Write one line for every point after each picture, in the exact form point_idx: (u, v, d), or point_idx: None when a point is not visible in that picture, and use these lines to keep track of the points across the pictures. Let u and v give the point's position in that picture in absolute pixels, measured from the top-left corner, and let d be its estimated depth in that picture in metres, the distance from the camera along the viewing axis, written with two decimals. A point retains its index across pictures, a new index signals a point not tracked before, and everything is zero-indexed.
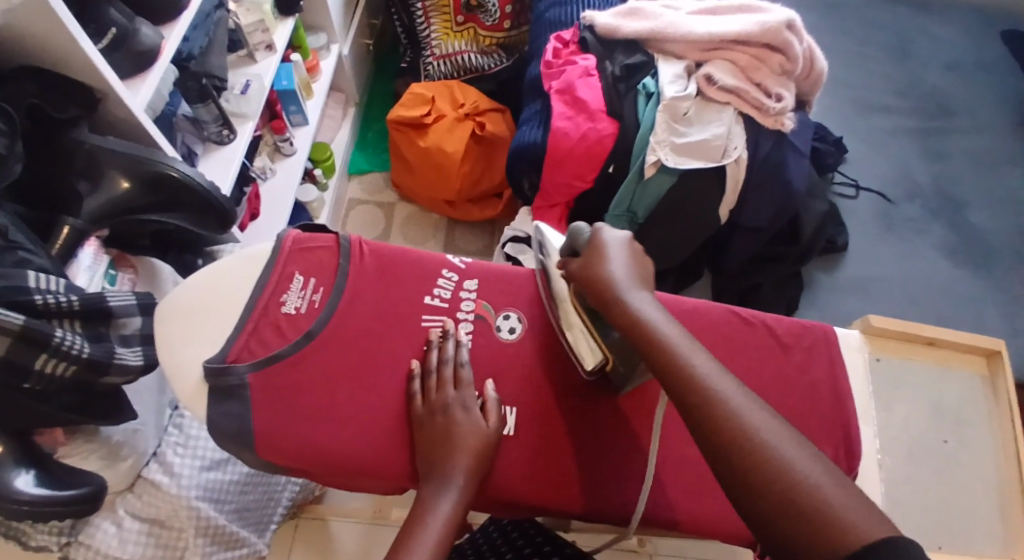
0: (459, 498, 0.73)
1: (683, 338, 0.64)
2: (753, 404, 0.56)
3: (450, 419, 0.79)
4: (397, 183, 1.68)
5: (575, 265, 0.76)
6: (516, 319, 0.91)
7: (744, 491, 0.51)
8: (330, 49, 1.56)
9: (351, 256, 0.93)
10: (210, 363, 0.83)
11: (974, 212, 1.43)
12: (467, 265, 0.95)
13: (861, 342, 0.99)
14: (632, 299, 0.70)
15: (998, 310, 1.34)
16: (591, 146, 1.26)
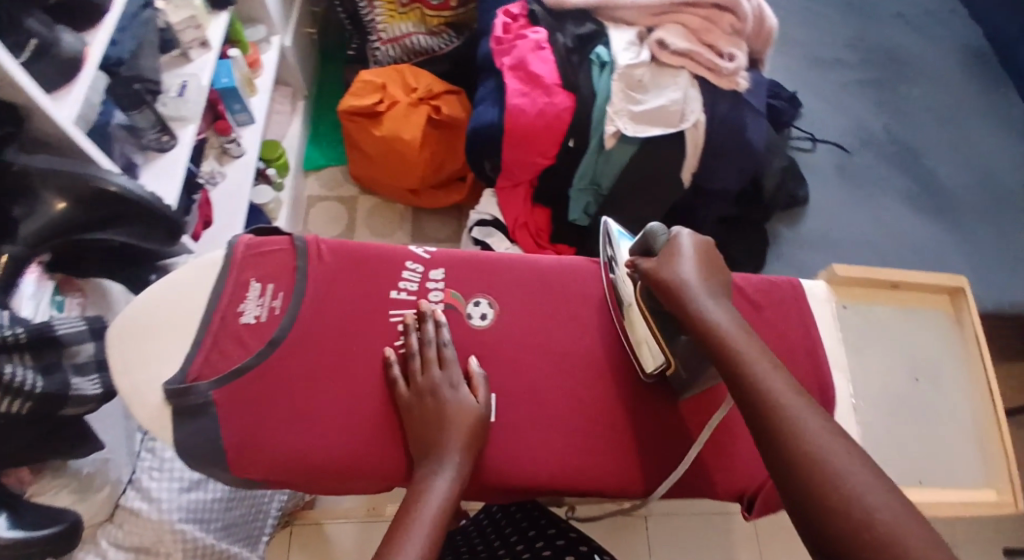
0: (455, 476, 0.67)
1: (745, 340, 0.59)
2: (812, 415, 0.52)
3: (440, 400, 0.72)
4: (357, 176, 1.67)
5: (645, 266, 0.69)
6: (486, 305, 0.82)
7: (799, 500, 0.49)
8: (271, 41, 1.53)
9: (309, 257, 0.81)
10: (169, 385, 0.72)
11: (929, 161, 1.47)
12: (432, 254, 0.85)
13: (828, 292, 0.93)
14: (705, 304, 0.63)
15: (958, 249, 1.36)
16: (550, 123, 1.16)
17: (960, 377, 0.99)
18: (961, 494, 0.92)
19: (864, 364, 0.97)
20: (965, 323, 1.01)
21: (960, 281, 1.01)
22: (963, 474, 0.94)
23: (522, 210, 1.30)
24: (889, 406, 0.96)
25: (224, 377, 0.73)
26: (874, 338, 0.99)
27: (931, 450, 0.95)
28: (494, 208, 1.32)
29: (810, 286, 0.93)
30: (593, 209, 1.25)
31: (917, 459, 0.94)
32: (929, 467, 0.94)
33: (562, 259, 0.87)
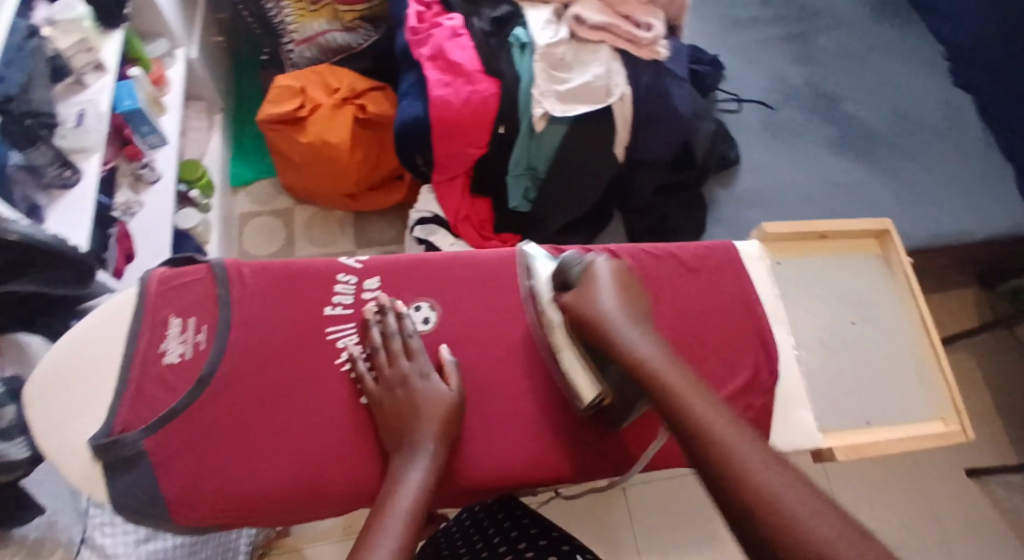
0: (429, 465, 0.68)
1: (672, 370, 0.62)
2: (748, 444, 0.55)
3: (411, 390, 0.72)
4: (291, 188, 1.60)
5: (567, 299, 0.73)
6: (428, 308, 0.82)
7: (753, 542, 0.49)
8: (175, 54, 1.45)
9: (230, 283, 0.78)
10: (94, 440, 0.69)
11: (849, 103, 1.53)
12: (364, 263, 0.83)
13: (761, 251, 0.94)
14: (628, 334, 0.67)
15: (883, 191, 1.43)
16: (477, 111, 1.14)
17: (894, 315, 0.97)
18: (906, 430, 0.90)
19: (800, 314, 0.95)
20: (893, 262, 0.99)
21: (884, 221, 0.99)
22: (908, 409, 0.92)
23: (462, 204, 1.27)
24: (826, 351, 0.94)
25: (154, 424, 0.71)
26: (806, 287, 0.97)
27: (874, 390, 0.92)
28: (433, 205, 1.29)
29: (745, 247, 0.95)
30: (533, 194, 1.23)
31: (861, 399, 0.92)
32: (874, 406, 0.91)
33: (500, 251, 0.88)
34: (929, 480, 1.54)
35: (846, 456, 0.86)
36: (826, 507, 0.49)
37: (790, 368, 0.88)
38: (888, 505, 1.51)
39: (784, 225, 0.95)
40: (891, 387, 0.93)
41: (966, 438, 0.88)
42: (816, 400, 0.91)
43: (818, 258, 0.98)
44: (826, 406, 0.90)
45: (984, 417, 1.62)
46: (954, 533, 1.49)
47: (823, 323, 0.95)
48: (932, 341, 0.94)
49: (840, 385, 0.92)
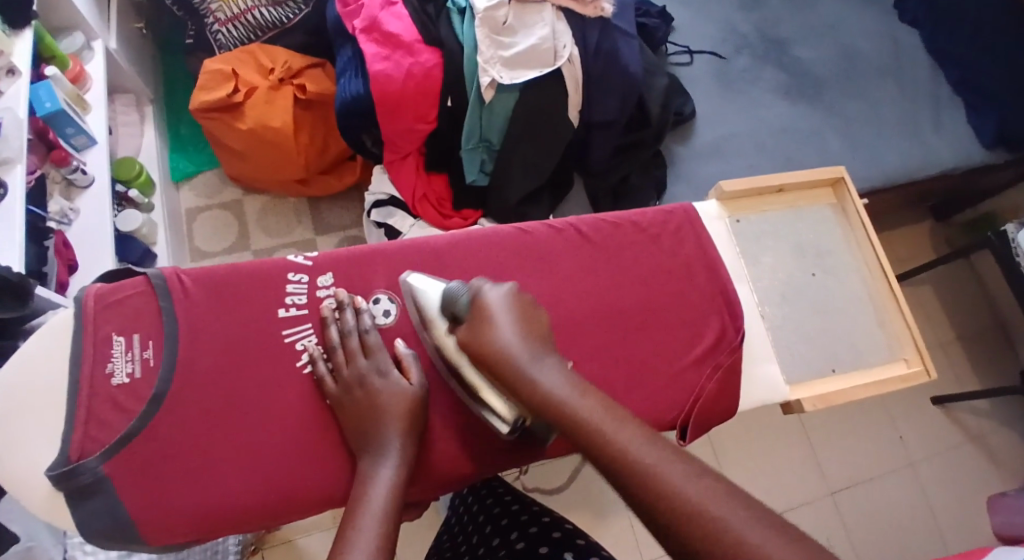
0: (398, 463, 0.68)
1: (584, 402, 0.61)
2: (669, 463, 0.54)
3: (370, 389, 0.70)
4: (237, 177, 1.54)
5: (465, 337, 0.69)
6: (387, 300, 0.79)
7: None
8: (94, 47, 1.37)
9: (173, 294, 0.74)
10: (51, 471, 0.66)
11: (797, 48, 1.52)
12: (314, 260, 0.79)
13: (721, 210, 0.93)
14: (534, 370, 0.64)
15: (837, 134, 1.43)
16: (422, 84, 1.10)
17: (851, 262, 0.95)
18: (872, 375, 0.89)
19: (760, 270, 0.92)
20: (850, 211, 0.97)
21: (838, 168, 0.96)
22: (872, 352, 0.91)
23: (418, 181, 1.21)
24: (789, 305, 0.91)
25: (110, 449, 0.67)
26: (767, 241, 0.94)
27: (837, 337, 0.91)
28: (389, 186, 1.23)
29: (702, 207, 0.93)
30: (490, 166, 1.17)
31: (827, 348, 0.90)
32: (840, 352, 0.90)
33: (454, 233, 0.85)
34: (892, 411, 1.60)
35: (815, 407, 0.86)
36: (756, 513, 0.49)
37: (755, 324, 0.88)
38: (857, 439, 1.56)
39: (742, 181, 0.92)
40: (859, 338, 0.92)
41: (929, 377, 0.89)
42: (781, 354, 0.88)
43: (779, 210, 0.96)
44: (792, 358, 0.89)
45: (945, 346, 1.67)
46: (918, 458, 1.56)
47: (788, 277, 0.93)
48: (890, 284, 0.93)
49: (810, 341, 0.90)
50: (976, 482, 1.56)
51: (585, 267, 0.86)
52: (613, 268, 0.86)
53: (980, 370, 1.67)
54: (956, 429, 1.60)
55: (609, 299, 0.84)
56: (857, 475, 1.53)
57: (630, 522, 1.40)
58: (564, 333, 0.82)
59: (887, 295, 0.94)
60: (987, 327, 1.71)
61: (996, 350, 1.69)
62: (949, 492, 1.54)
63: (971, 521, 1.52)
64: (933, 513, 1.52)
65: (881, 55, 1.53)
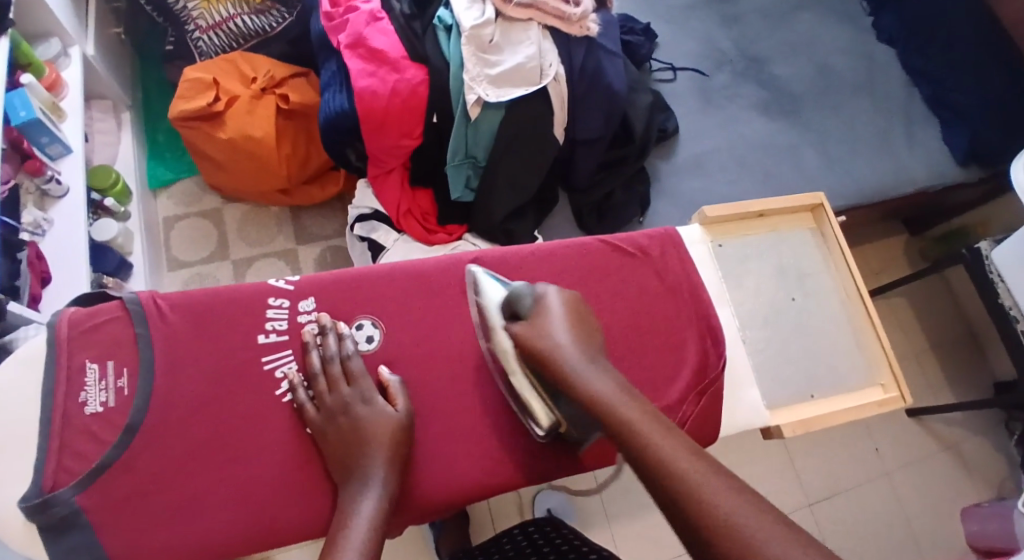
0: (382, 492, 0.67)
1: (632, 408, 0.62)
2: (703, 469, 0.55)
3: (354, 417, 0.70)
4: (215, 185, 1.51)
5: (517, 330, 0.71)
6: (371, 326, 0.78)
7: (696, 546, 0.51)
8: (70, 54, 1.36)
9: (150, 320, 0.73)
10: (25, 503, 0.64)
11: (776, 65, 1.54)
12: (296, 284, 0.78)
13: (704, 234, 0.93)
14: (584, 372, 0.66)
15: (815, 151, 1.45)
16: (406, 101, 1.08)
17: (831, 286, 0.95)
18: (850, 400, 0.89)
19: (743, 294, 0.92)
20: (828, 235, 0.96)
21: (818, 194, 0.95)
22: (849, 377, 0.91)
23: (402, 197, 1.19)
24: (770, 329, 0.91)
25: (85, 479, 0.66)
26: (750, 264, 0.94)
27: (817, 361, 0.91)
28: (373, 200, 1.22)
29: (687, 232, 0.93)
30: (475, 182, 1.16)
31: (804, 372, 0.90)
32: (818, 377, 0.90)
33: (440, 257, 0.84)
34: (868, 422, 1.63)
35: (794, 432, 0.85)
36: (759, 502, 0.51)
37: (737, 350, 0.88)
38: (834, 449, 1.58)
39: (725, 207, 0.92)
40: (839, 361, 0.92)
41: (904, 403, 0.89)
42: (761, 379, 0.88)
43: (762, 235, 0.95)
44: (772, 382, 0.89)
45: (917, 357, 1.71)
46: (893, 468, 1.59)
47: (770, 302, 0.92)
48: (867, 309, 0.93)
49: (790, 366, 0.90)
50: (950, 490, 1.59)
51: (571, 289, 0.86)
52: (597, 292, 0.86)
53: (952, 381, 1.70)
54: (930, 438, 1.64)
55: None
56: (835, 486, 1.55)
57: (612, 534, 1.44)
58: None
59: (865, 320, 0.93)
60: (959, 338, 1.75)
61: (968, 360, 1.73)
62: (924, 500, 1.58)
63: (946, 531, 1.56)
64: (908, 522, 1.55)
65: (858, 73, 1.55)
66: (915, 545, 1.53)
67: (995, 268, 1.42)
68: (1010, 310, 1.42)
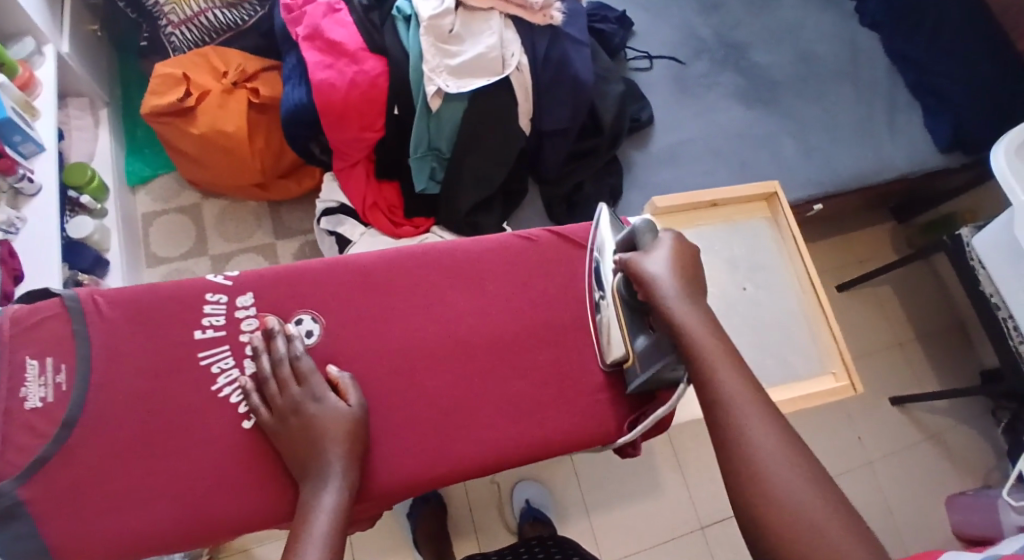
0: (340, 486, 0.68)
1: (715, 345, 0.65)
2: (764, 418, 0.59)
3: (305, 416, 0.70)
4: (194, 181, 1.51)
5: (626, 257, 0.73)
6: (310, 321, 0.78)
7: (730, 474, 0.58)
8: (44, 52, 1.37)
9: (88, 317, 0.73)
10: None
11: (755, 52, 1.52)
12: (235, 279, 0.78)
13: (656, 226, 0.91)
14: (679, 303, 0.68)
15: (792, 139, 1.43)
16: (366, 92, 1.07)
17: (784, 278, 0.94)
18: (798, 389, 0.88)
19: None
20: (783, 226, 0.95)
21: (773, 184, 0.94)
22: (800, 367, 0.90)
23: (368, 189, 1.19)
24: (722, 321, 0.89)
25: (25, 472, 0.67)
26: (701, 257, 0.92)
27: (769, 351, 0.90)
28: (339, 194, 1.21)
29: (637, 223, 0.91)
30: (440, 174, 1.16)
31: (753, 363, 0.89)
32: (768, 367, 0.89)
33: (382, 251, 0.84)
34: (850, 408, 1.62)
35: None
36: (820, 491, 0.54)
37: None
38: (815, 437, 1.57)
39: (675, 198, 0.90)
40: (791, 351, 0.91)
41: (854, 392, 0.88)
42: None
43: (717, 226, 0.94)
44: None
45: (901, 344, 1.70)
46: (876, 456, 1.59)
47: (721, 295, 0.91)
48: (819, 298, 0.92)
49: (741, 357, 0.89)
50: (932, 479, 1.59)
51: (517, 283, 0.85)
52: (540, 286, 0.86)
53: (937, 369, 1.69)
54: (915, 427, 1.63)
55: (539, 315, 0.84)
56: None
57: (591, 526, 1.45)
58: (493, 355, 0.81)
59: (817, 310, 0.92)
60: (946, 326, 1.73)
61: (954, 348, 1.71)
62: (906, 489, 1.57)
63: (929, 520, 1.55)
64: (891, 510, 1.54)
65: (839, 60, 1.53)
66: (898, 536, 1.52)
67: (976, 255, 1.40)
68: (991, 299, 1.40)
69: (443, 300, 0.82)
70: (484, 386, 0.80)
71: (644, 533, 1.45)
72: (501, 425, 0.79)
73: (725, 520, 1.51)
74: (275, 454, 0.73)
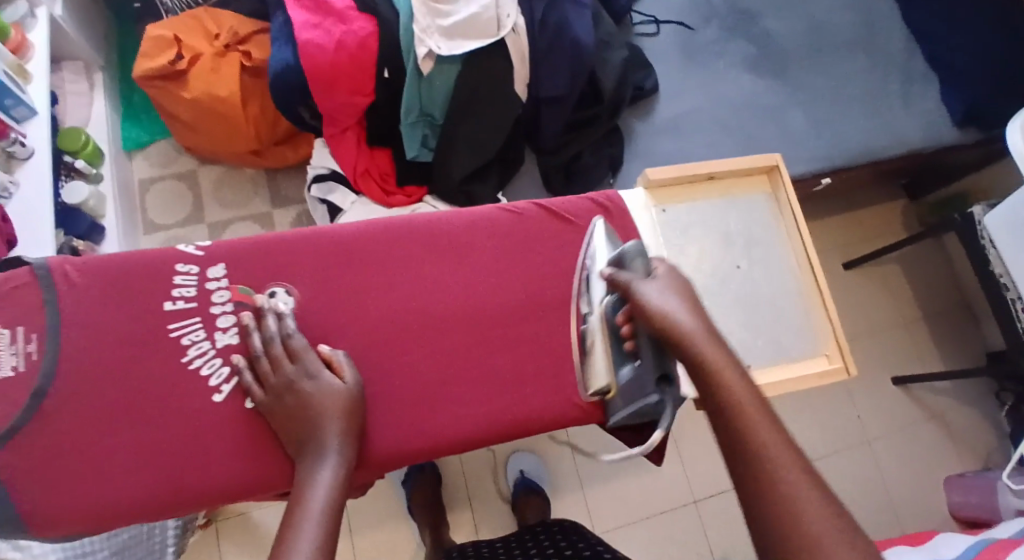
0: (338, 462, 0.67)
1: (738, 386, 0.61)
2: (795, 469, 0.55)
3: (301, 394, 0.70)
4: (191, 147, 1.48)
5: (623, 278, 0.69)
6: (284, 294, 0.76)
7: (765, 531, 0.53)
8: (36, 15, 1.34)
9: (57, 288, 0.73)
10: None
11: (766, 18, 1.46)
12: (206, 250, 0.77)
13: (647, 199, 0.89)
14: (694, 335, 0.64)
15: (801, 110, 1.39)
16: (355, 55, 1.05)
17: (780, 255, 0.91)
18: (788, 371, 0.86)
19: (684, 262, 0.88)
20: (782, 201, 0.92)
21: (774, 156, 0.90)
22: (792, 348, 0.88)
23: (360, 157, 1.16)
24: (711, 300, 0.87)
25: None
26: (694, 232, 0.89)
27: (760, 331, 0.88)
28: (330, 160, 1.19)
29: (629, 197, 0.89)
30: (433, 142, 1.14)
31: (742, 343, 0.87)
32: (757, 348, 0.87)
33: (362, 222, 0.82)
34: (850, 385, 1.60)
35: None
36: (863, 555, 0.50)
37: None
38: (814, 415, 1.56)
39: (668, 169, 0.87)
40: (784, 331, 0.88)
41: (847, 376, 0.86)
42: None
43: (712, 200, 0.91)
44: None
45: (906, 323, 1.67)
46: (875, 436, 1.57)
47: (712, 271, 0.88)
48: (815, 278, 0.89)
49: (732, 335, 0.87)
50: (932, 459, 1.57)
51: (501, 257, 0.83)
52: (524, 259, 0.83)
53: (942, 349, 1.66)
54: (916, 407, 1.60)
55: (525, 290, 0.82)
56: (813, 451, 1.53)
57: (585, 499, 1.44)
58: (475, 329, 0.80)
59: (813, 290, 0.89)
60: (954, 307, 1.69)
61: (960, 328, 1.68)
62: (905, 469, 1.55)
63: (928, 500, 1.54)
64: (887, 488, 1.53)
65: (853, 28, 1.47)
66: (894, 514, 1.51)
67: (987, 234, 1.37)
68: (1001, 279, 1.37)
69: (423, 273, 0.80)
70: (463, 360, 0.79)
71: (637, 506, 1.45)
72: (486, 398, 0.78)
73: (719, 495, 1.50)
74: (249, 426, 0.73)
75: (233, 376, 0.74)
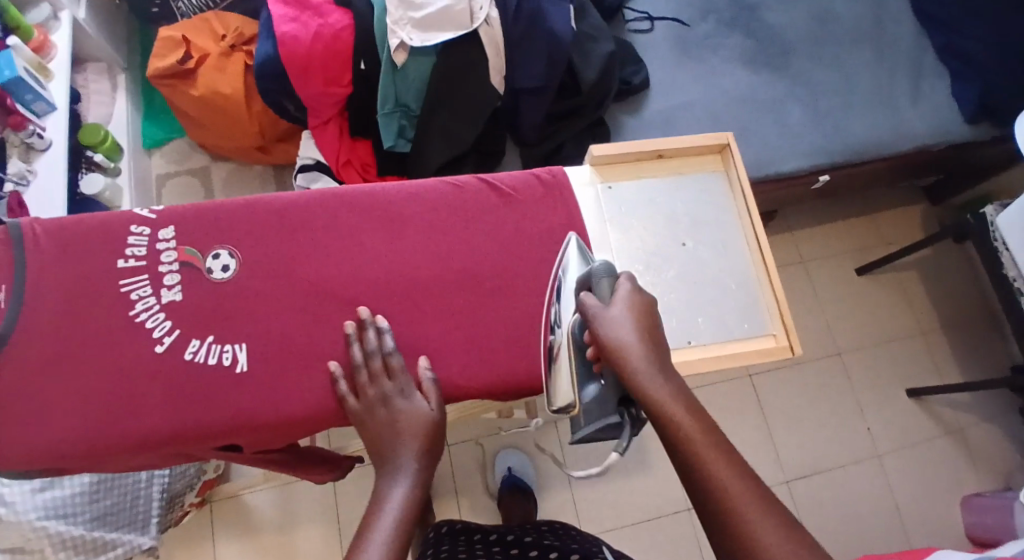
0: (412, 482, 0.70)
1: (696, 428, 0.61)
2: (759, 507, 0.56)
3: (394, 410, 0.75)
4: (202, 143, 1.56)
5: (588, 311, 0.70)
6: (227, 256, 0.82)
7: None
8: (59, 17, 1.42)
9: (25, 243, 0.79)
10: None
11: (767, 12, 1.43)
12: (159, 214, 0.83)
13: (592, 175, 0.91)
14: (648, 375, 0.65)
15: (800, 104, 1.35)
16: (330, 45, 1.10)
17: (731, 232, 0.90)
18: (730, 349, 0.84)
19: (628, 238, 0.88)
20: (733, 179, 0.91)
21: (724, 134, 0.90)
22: (739, 327, 0.85)
23: (342, 146, 1.20)
24: (654, 274, 0.87)
25: None
26: (640, 209, 0.89)
27: (704, 307, 0.86)
28: (314, 150, 1.22)
29: (574, 174, 0.91)
30: (410, 132, 1.16)
31: (683, 317, 0.85)
32: (699, 323, 0.85)
33: (309, 192, 0.86)
34: (859, 394, 1.53)
35: None
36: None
37: None
38: (818, 425, 1.49)
39: (614, 147, 0.88)
40: (731, 309, 0.86)
41: (792, 355, 0.85)
42: None
43: (661, 177, 0.92)
44: None
45: (923, 332, 1.58)
46: (884, 450, 1.49)
47: (656, 247, 0.88)
48: (763, 257, 0.88)
49: (676, 313, 0.85)
50: (948, 475, 1.48)
51: (437, 229, 0.85)
52: (465, 230, 0.86)
53: (962, 361, 1.57)
54: (930, 420, 1.52)
55: (460, 261, 0.84)
56: (815, 462, 1.46)
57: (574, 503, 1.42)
58: (407, 297, 0.82)
59: (761, 269, 0.88)
60: (975, 315, 1.60)
61: (981, 337, 1.59)
62: (917, 485, 1.47)
63: (941, 519, 1.45)
64: (897, 504, 1.45)
65: (859, 21, 1.43)
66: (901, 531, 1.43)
67: (999, 235, 1.29)
68: (1014, 282, 1.29)
69: (363, 243, 0.84)
70: (395, 325, 0.81)
71: (625, 511, 1.42)
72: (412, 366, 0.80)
73: None
74: (181, 377, 0.78)
75: (175, 329, 0.79)
